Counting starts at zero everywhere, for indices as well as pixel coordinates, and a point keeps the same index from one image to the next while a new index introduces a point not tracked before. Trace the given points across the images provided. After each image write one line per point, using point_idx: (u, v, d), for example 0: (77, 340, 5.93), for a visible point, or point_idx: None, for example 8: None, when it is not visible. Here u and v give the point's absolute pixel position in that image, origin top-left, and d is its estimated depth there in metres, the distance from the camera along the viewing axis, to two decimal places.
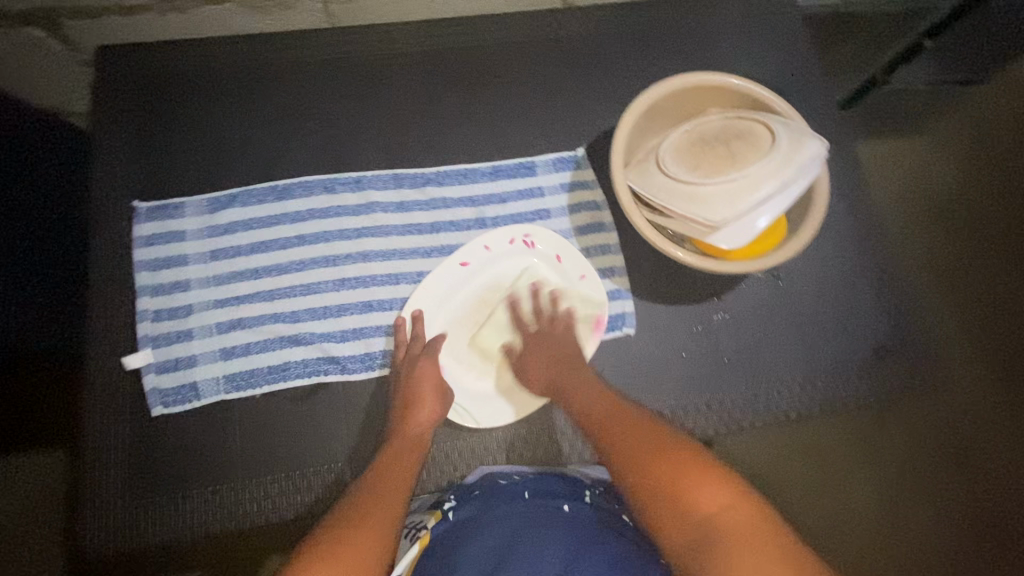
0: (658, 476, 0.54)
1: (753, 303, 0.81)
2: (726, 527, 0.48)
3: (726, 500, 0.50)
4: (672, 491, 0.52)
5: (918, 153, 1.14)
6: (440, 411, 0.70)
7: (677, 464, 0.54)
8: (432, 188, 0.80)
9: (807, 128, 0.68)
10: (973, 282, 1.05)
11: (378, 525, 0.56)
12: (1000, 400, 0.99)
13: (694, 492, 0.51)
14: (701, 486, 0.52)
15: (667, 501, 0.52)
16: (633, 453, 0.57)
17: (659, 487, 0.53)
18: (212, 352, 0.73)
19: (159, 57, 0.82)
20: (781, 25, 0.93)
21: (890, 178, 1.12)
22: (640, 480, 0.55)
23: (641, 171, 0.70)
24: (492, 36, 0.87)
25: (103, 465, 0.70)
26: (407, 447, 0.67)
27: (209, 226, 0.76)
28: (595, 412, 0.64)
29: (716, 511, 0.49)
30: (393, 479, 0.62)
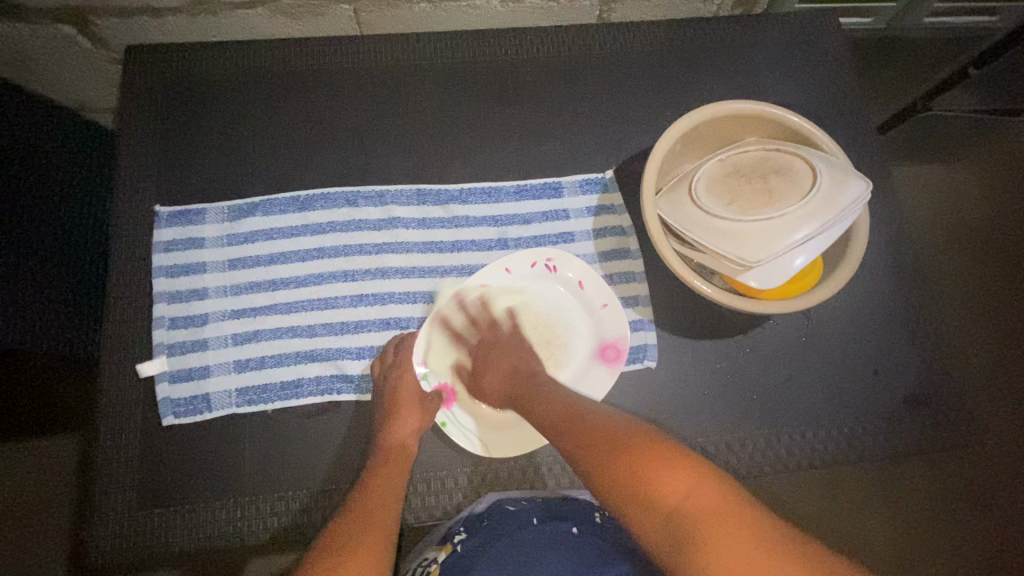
0: (623, 469, 0.50)
1: (781, 340, 0.78)
2: (698, 512, 0.44)
3: (697, 485, 0.46)
4: (638, 482, 0.48)
5: (959, 183, 1.10)
6: (425, 425, 0.70)
7: (641, 454, 0.50)
8: (455, 205, 0.78)
9: (849, 166, 0.65)
10: (1005, 322, 1.01)
11: (375, 540, 0.53)
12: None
13: (660, 478, 0.47)
14: (668, 472, 0.48)
15: (633, 494, 0.48)
16: (594, 450, 0.53)
17: (625, 480, 0.49)
18: (227, 364, 0.72)
19: (186, 57, 0.82)
20: (823, 48, 0.90)
21: (927, 211, 1.08)
22: (607, 476, 0.51)
23: (673, 201, 0.68)
24: (523, 48, 0.84)
25: (112, 472, 0.70)
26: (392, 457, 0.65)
27: (229, 235, 0.76)
28: (558, 413, 0.60)
29: (687, 496, 0.45)
30: (386, 497, 0.59)
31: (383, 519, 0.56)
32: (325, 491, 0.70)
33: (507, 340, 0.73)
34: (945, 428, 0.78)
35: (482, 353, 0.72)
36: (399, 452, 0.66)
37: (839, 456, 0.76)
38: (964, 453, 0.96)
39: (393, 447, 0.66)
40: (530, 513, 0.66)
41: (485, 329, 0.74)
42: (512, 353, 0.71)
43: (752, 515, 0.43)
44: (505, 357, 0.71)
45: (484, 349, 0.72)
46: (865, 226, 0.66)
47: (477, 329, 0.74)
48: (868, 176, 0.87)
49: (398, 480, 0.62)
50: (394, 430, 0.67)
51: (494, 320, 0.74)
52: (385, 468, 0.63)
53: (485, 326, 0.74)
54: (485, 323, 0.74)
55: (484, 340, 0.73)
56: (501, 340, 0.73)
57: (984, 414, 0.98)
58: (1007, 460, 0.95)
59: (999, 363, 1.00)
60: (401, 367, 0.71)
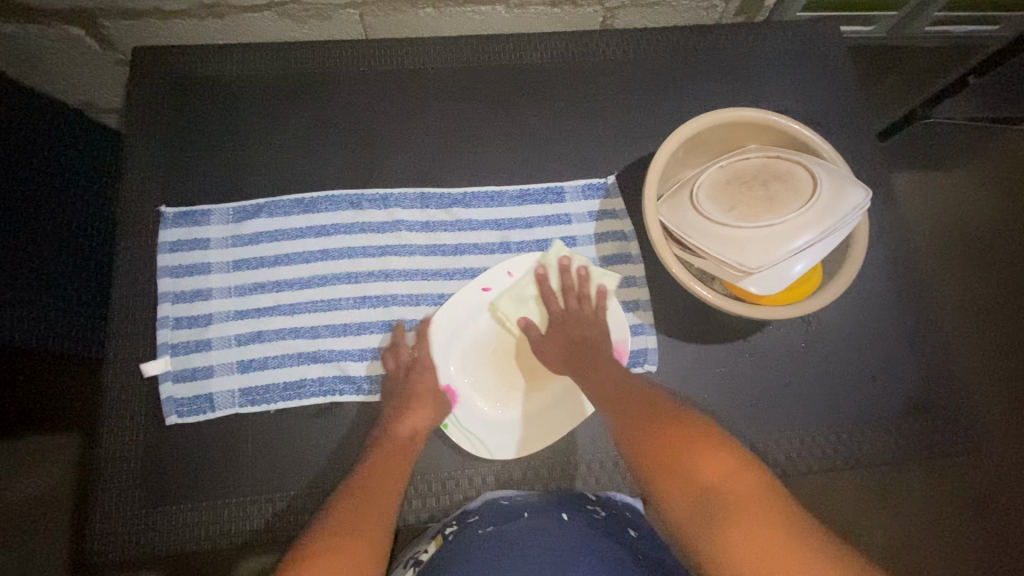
0: (663, 445, 0.57)
1: (781, 346, 0.79)
2: (730, 494, 0.51)
3: (734, 470, 0.53)
4: (676, 457, 0.56)
5: (960, 191, 1.10)
6: (434, 415, 0.71)
7: (682, 436, 0.58)
8: (458, 209, 0.79)
9: (850, 174, 0.66)
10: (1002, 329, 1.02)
11: (365, 540, 0.54)
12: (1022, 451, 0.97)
13: (699, 463, 0.54)
14: (707, 454, 0.55)
15: (671, 470, 0.55)
16: (640, 429, 0.61)
17: (664, 459, 0.56)
18: (230, 364, 0.73)
19: (193, 59, 0.82)
20: (824, 57, 0.90)
21: (928, 219, 1.09)
22: (651, 448, 0.58)
23: (675, 207, 0.68)
24: (527, 53, 0.85)
25: (115, 470, 0.70)
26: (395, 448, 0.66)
27: (233, 236, 0.76)
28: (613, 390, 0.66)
29: (723, 475, 0.53)
30: (380, 495, 0.60)
31: (377, 521, 0.57)
32: (325, 490, 0.71)
33: (589, 318, 0.74)
34: (943, 434, 0.78)
35: (562, 319, 0.74)
36: (402, 447, 0.66)
37: (837, 461, 0.76)
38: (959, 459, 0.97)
39: (394, 442, 0.67)
40: (524, 507, 0.66)
41: (577, 300, 0.75)
42: (592, 332, 0.73)
43: (775, 499, 0.50)
44: (582, 332, 0.73)
45: (569, 317, 0.74)
46: (864, 233, 0.66)
47: (566, 296, 0.75)
48: (868, 184, 0.87)
49: (396, 475, 0.63)
50: (402, 430, 0.68)
51: (585, 295, 0.75)
52: (385, 464, 0.64)
53: (576, 299, 0.75)
54: (576, 294, 0.75)
55: (571, 311, 0.74)
56: (583, 316, 0.74)
57: (983, 421, 0.99)
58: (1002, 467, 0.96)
59: (999, 369, 1.01)
60: (420, 357, 0.73)
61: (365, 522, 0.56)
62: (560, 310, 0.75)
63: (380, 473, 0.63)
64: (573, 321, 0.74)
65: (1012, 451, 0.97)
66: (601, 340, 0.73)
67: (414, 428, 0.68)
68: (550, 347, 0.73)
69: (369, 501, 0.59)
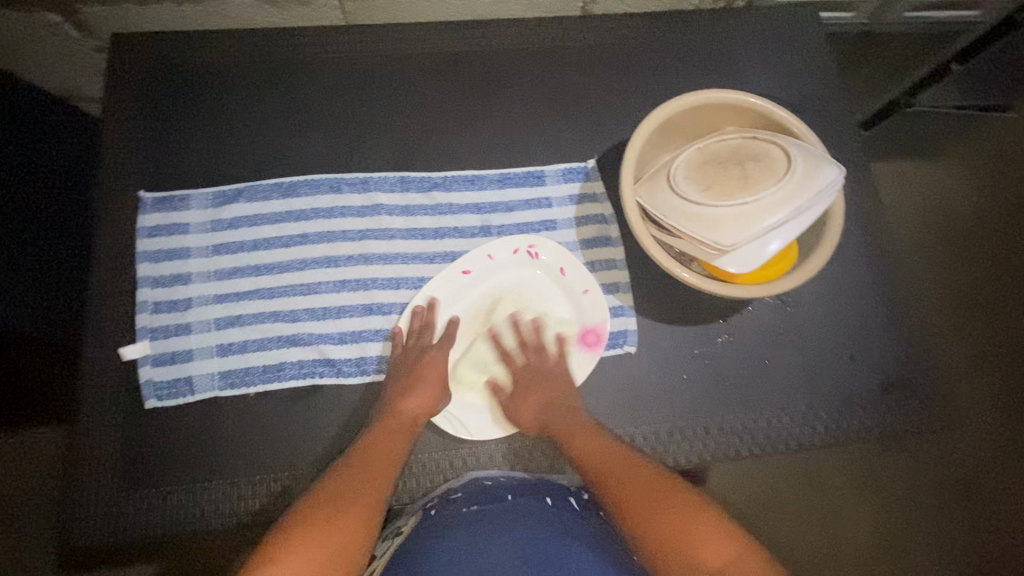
0: (664, 520, 0.55)
1: (760, 327, 0.79)
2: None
3: (734, 554, 0.52)
4: (680, 538, 0.53)
5: (940, 177, 1.11)
6: (432, 392, 0.70)
7: (687, 512, 0.56)
8: (438, 193, 0.79)
9: (824, 153, 0.66)
10: (980, 313, 1.03)
11: (357, 517, 0.55)
12: (999, 434, 0.98)
13: (705, 546, 0.52)
14: (709, 536, 0.53)
15: (676, 551, 0.53)
16: (639, 494, 0.58)
17: (666, 532, 0.54)
18: (209, 348, 0.73)
19: (171, 45, 0.82)
20: (804, 41, 0.91)
21: (908, 204, 1.09)
22: (643, 520, 0.56)
23: (651, 187, 0.68)
24: (507, 39, 0.85)
25: (93, 454, 0.70)
26: (396, 428, 0.67)
27: (213, 220, 0.76)
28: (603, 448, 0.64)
29: (728, 563, 0.51)
30: (377, 474, 0.61)
31: (369, 503, 0.57)
32: (304, 472, 0.71)
33: (552, 369, 0.73)
34: (920, 414, 0.79)
35: (524, 378, 0.73)
36: (405, 426, 0.67)
37: (817, 441, 0.77)
38: (936, 443, 0.98)
39: (397, 418, 0.67)
40: (503, 489, 0.67)
41: (535, 354, 0.75)
42: (557, 384, 0.72)
43: None
44: (547, 388, 0.72)
45: (529, 372, 0.73)
46: (839, 212, 0.67)
47: (526, 351, 0.75)
48: (848, 167, 0.88)
49: (395, 454, 0.64)
50: (409, 409, 0.68)
51: (542, 346, 0.75)
52: (386, 442, 0.65)
53: (534, 352, 0.75)
54: (534, 347, 0.75)
55: (532, 365, 0.74)
56: (544, 368, 0.73)
57: (964, 404, 1.00)
58: (976, 449, 0.98)
59: (979, 352, 1.02)
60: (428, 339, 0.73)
61: (361, 499, 0.57)
62: (521, 368, 0.74)
63: (379, 451, 0.63)
64: (534, 374, 0.73)
65: (988, 434, 0.98)
66: (566, 390, 0.72)
67: (416, 407, 0.69)
68: (527, 406, 0.72)
69: (367, 479, 0.60)
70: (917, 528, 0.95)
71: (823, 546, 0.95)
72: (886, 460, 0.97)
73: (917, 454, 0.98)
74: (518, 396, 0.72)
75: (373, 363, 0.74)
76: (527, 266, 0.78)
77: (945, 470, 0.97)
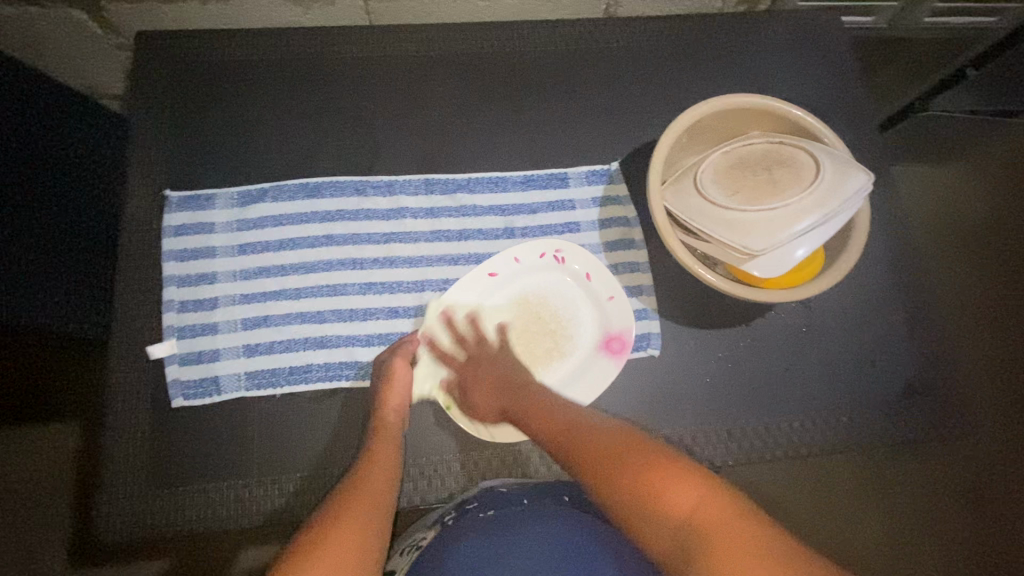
0: (623, 478, 0.51)
1: (782, 331, 0.80)
2: (705, 522, 0.44)
3: (705, 497, 0.46)
4: (641, 491, 0.49)
5: (954, 183, 1.12)
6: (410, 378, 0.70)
7: (644, 463, 0.51)
8: (462, 195, 0.79)
9: (852, 159, 0.67)
10: (995, 319, 1.04)
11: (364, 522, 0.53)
12: (1012, 438, 0.99)
13: (666, 493, 0.48)
14: (673, 482, 0.48)
15: (642, 508, 0.48)
16: (594, 457, 0.54)
17: (628, 488, 0.50)
18: (236, 348, 0.73)
19: (197, 44, 0.82)
20: (826, 45, 0.91)
21: (925, 210, 1.10)
22: (609, 484, 0.51)
23: (678, 191, 0.69)
24: (531, 40, 0.86)
25: (121, 452, 0.70)
26: (388, 434, 0.66)
27: (238, 219, 0.76)
28: (559, 421, 0.61)
29: (694, 508, 0.46)
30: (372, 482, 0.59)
31: (374, 503, 0.56)
32: (330, 472, 0.71)
33: (495, 355, 0.73)
34: (939, 417, 0.79)
35: (468, 376, 0.72)
36: (392, 433, 0.66)
37: (837, 446, 0.77)
38: (951, 447, 0.99)
39: (385, 430, 0.66)
40: (521, 495, 0.68)
41: (473, 347, 0.74)
42: (503, 366, 0.72)
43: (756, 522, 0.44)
44: (495, 370, 0.71)
45: (473, 366, 0.72)
46: (865, 218, 0.67)
47: (469, 344, 0.74)
48: (870, 171, 0.88)
49: (389, 454, 0.64)
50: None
51: (483, 338, 0.74)
52: (379, 455, 0.63)
53: (474, 345, 0.74)
54: (473, 340, 0.74)
55: (472, 359, 0.73)
56: (489, 356, 0.73)
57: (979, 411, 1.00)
58: (990, 453, 0.98)
59: (994, 360, 1.02)
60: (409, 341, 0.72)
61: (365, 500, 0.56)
62: (461, 366, 0.73)
63: (374, 461, 0.62)
64: (478, 367, 0.72)
65: (1001, 438, 0.99)
66: (513, 370, 0.71)
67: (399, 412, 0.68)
68: (480, 397, 0.71)
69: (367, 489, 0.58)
70: (932, 535, 0.95)
71: (840, 550, 0.95)
72: (901, 463, 0.98)
73: (932, 458, 0.98)
74: (470, 394, 0.71)
75: None
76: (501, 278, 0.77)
77: (960, 474, 0.98)
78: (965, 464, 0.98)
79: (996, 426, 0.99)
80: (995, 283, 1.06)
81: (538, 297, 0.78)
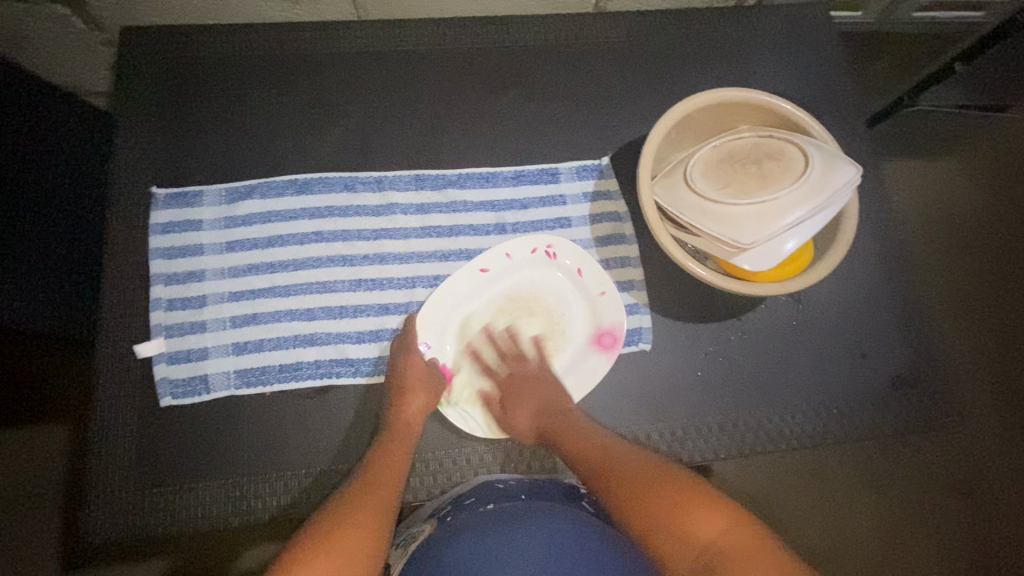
0: (650, 501, 0.55)
1: (773, 324, 0.80)
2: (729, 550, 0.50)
3: (726, 525, 0.51)
4: (668, 513, 0.54)
5: (955, 179, 1.10)
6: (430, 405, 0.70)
7: (671, 488, 0.56)
8: (453, 190, 0.79)
9: (841, 152, 0.67)
10: (985, 312, 1.04)
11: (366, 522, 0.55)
12: (1000, 430, 1.00)
13: (691, 519, 0.52)
14: (697, 508, 0.53)
15: (668, 528, 0.53)
16: (626, 478, 0.58)
17: (655, 510, 0.54)
18: (225, 346, 0.72)
19: (184, 40, 0.81)
20: (815, 41, 0.91)
21: (920, 206, 1.09)
22: (636, 504, 0.56)
23: (668, 185, 0.69)
24: (521, 35, 0.85)
25: (109, 453, 0.70)
26: (394, 436, 0.67)
27: (226, 216, 0.76)
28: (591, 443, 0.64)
29: (716, 534, 0.51)
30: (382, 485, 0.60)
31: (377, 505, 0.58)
32: (322, 470, 0.71)
33: (537, 370, 0.74)
34: (928, 409, 0.80)
35: (508, 390, 0.73)
36: (403, 435, 0.67)
37: (828, 439, 0.78)
38: (941, 440, 0.99)
39: (400, 432, 0.67)
40: (517, 490, 0.68)
41: (515, 362, 0.75)
42: (541, 386, 0.72)
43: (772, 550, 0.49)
44: (534, 391, 0.72)
45: (513, 381, 0.73)
46: (854, 211, 0.67)
47: (507, 357, 0.75)
48: (859, 166, 0.88)
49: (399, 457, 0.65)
50: (405, 421, 0.68)
51: (522, 353, 0.75)
52: (386, 458, 0.64)
53: (514, 361, 0.75)
54: (513, 354, 0.75)
55: (512, 374, 0.74)
56: (528, 372, 0.74)
57: (968, 403, 1.01)
58: (978, 445, 0.99)
59: (984, 351, 1.03)
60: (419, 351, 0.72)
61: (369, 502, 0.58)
62: (501, 380, 0.74)
63: (381, 462, 0.63)
64: (518, 383, 0.73)
65: (989, 430, 1.00)
66: (555, 391, 0.72)
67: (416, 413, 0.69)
68: (519, 414, 0.71)
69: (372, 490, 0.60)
70: (925, 524, 0.96)
71: (831, 543, 0.95)
72: (892, 456, 0.98)
73: (921, 451, 0.99)
74: (507, 409, 0.72)
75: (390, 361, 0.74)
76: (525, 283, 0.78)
77: (949, 466, 0.98)
78: (955, 456, 0.99)
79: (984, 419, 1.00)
80: (984, 276, 1.07)
81: (527, 293, 0.78)
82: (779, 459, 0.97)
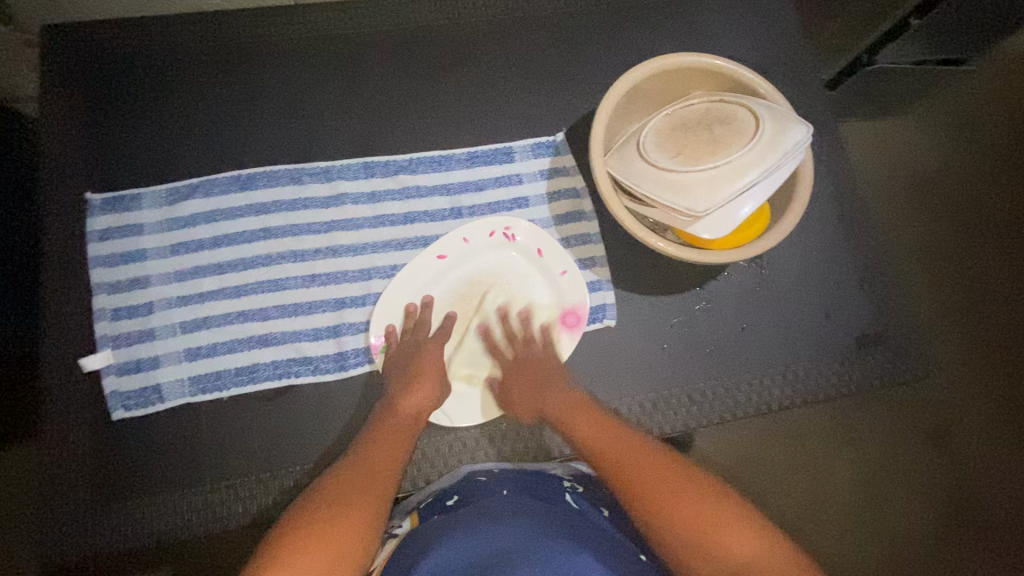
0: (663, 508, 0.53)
1: (736, 291, 0.80)
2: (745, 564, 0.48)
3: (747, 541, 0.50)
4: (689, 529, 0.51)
5: (939, 119, 1.02)
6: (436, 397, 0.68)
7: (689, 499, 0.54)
8: (404, 176, 0.77)
9: (793, 113, 0.66)
10: (977, 258, 0.98)
11: (361, 513, 0.53)
12: (996, 382, 0.94)
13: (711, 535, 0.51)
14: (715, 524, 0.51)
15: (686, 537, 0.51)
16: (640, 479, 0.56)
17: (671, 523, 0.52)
18: (177, 353, 0.70)
19: (115, 38, 0.77)
20: (769, 3, 0.90)
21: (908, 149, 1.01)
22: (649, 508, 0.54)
23: (621, 157, 0.67)
24: (467, 12, 0.82)
25: (61, 471, 0.67)
26: (392, 427, 0.64)
27: (168, 219, 0.73)
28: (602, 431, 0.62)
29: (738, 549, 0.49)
30: (378, 473, 0.58)
31: (373, 497, 0.55)
32: (285, 470, 0.69)
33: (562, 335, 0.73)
34: (892, 364, 0.81)
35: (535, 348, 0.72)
36: (404, 426, 0.64)
37: (795, 401, 0.78)
38: (932, 397, 0.94)
39: (398, 421, 0.64)
40: (499, 484, 0.63)
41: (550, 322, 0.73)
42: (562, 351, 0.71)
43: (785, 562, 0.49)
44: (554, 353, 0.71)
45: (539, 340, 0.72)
46: (808, 170, 0.66)
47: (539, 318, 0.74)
48: (815, 126, 0.88)
49: (398, 449, 0.62)
50: (375, 415, 0.66)
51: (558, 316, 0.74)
52: (381, 446, 0.61)
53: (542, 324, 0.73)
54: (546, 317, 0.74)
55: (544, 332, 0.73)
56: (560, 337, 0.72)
57: (960, 356, 0.95)
58: (970, 399, 0.94)
59: (984, 319, 0.96)
60: (424, 334, 0.71)
61: (364, 494, 0.55)
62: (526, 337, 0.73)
63: (375, 451, 0.60)
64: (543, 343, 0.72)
65: (984, 382, 0.94)
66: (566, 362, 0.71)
67: (414, 406, 0.66)
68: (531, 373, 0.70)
69: (366, 479, 0.57)
70: (916, 488, 0.92)
71: (815, 509, 0.90)
72: (885, 420, 0.92)
73: (911, 408, 0.93)
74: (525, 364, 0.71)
75: (351, 356, 0.72)
76: (504, 249, 0.76)
77: (942, 425, 0.93)
78: (945, 412, 0.93)
79: (978, 374, 0.94)
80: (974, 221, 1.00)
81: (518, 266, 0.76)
82: (765, 432, 0.91)
